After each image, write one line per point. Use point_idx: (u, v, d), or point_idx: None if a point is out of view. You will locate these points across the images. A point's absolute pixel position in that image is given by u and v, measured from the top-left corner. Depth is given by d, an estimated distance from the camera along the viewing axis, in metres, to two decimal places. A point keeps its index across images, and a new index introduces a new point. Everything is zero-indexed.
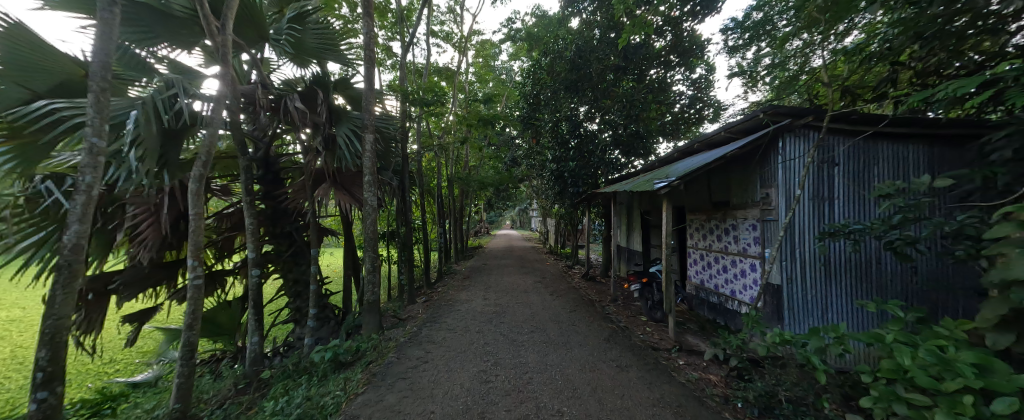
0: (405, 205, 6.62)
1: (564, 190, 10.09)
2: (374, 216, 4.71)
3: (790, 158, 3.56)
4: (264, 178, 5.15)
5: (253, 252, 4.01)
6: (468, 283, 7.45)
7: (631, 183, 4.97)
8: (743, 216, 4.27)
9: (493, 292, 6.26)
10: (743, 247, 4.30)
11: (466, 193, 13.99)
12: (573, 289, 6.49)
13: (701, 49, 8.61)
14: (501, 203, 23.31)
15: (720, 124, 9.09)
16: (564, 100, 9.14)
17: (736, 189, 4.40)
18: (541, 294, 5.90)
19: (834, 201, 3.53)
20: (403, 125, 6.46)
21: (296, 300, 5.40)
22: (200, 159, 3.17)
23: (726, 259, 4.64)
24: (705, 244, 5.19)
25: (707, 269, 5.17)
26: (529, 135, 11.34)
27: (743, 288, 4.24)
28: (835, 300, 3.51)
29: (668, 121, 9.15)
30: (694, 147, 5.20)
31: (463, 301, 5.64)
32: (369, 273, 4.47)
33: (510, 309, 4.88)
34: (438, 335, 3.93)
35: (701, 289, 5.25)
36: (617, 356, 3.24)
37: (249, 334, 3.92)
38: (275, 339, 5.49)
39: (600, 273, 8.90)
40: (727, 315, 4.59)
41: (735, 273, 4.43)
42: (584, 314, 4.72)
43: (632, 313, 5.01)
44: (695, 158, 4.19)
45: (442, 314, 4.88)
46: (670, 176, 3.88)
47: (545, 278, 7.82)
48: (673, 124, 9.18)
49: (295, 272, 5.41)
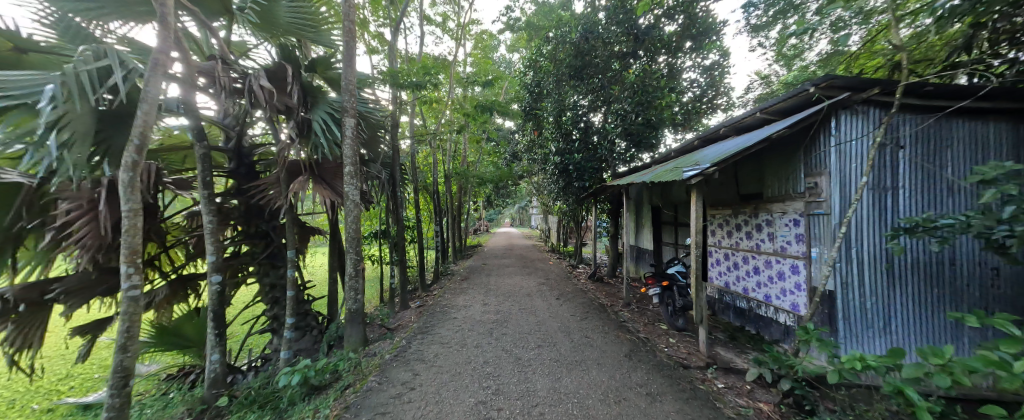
0: (398, 201, 6.05)
1: (568, 185, 9.52)
2: (357, 212, 3.97)
3: (846, 140, 2.99)
4: (238, 172, 4.89)
5: (213, 255, 3.42)
6: (467, 286, 6.90)
7: (648, 174, 4.40)
8: (781, 210, 3.71)
9: (494, 296, 5.71)
10: (780, 246, 3.73)
11: (464, 190, 13.46)
12: (581, 292, 5.96)
13: (715, 33, 8.02)
14: (501, 200, 22.71)
15: (734, 114, 8.54)
16: (569, 89, 8.57)
17: (772, 180, 3.82)
18: (547, 299, 5.34)
19: (899, 191, 2.96)
20: (394, 114, 5.90)
21: (274, 308, 4.82)
22: (133, 143, 2.53)
23: (757, 260, 4.10)
24: (730, 243, 4.64)
25: (732, 270, 4.62)
26: (530, 127, 10.74)
27: (781, 293, 3.69)
28: (901, 309, 2.95)
29: (680, 111, 8.58)
30: (719, 133, 4.62)
31: (460, 306, 5.09)
32: (350, 279, 3.84)
33: (513, 317, 4.32)
34: (429, 350, 3.37)
35: (726, 293, 4.71)
36: (644, 380, 2.68)
37: (208, 351, 3.34)
38: (251, 351, 4.93)
39: (608, 273, 8.37)
40: (759, 323, 4.04)
41: (770, 276, 3.87)
42: (596, 321, 4.18)
43: (650, 320, 4.47)
44: (727, 143, 3.61)
45: (436, 323, 4.32)
46: (701, 163, 3.30)
47: (550, 279, 7.29)
48: (685, 114, 8.60)
49: (272, 277, 4.84)
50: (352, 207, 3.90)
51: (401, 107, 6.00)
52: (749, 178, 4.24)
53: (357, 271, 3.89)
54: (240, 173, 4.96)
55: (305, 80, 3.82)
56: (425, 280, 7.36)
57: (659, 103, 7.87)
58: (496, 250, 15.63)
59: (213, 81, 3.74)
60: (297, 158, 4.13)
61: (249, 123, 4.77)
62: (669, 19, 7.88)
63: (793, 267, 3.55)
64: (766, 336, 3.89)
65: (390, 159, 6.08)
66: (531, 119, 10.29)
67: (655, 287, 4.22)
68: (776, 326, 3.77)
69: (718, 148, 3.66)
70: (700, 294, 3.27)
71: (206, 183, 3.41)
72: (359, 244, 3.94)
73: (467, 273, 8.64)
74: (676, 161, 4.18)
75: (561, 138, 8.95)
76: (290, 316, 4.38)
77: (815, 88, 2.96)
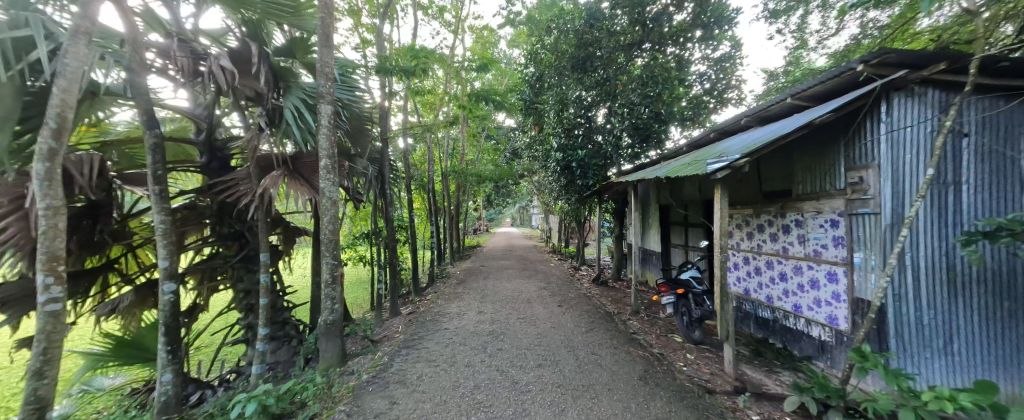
0: (387, 199, 5.58)
1: (570, 182, 9.06)
2: (335, 211, 3.53)
3: (901, 127, 2.53)
4: (210, 167, 4.54)
5: (164, 261, 2.97)
6: (463, 290, 6.47)
7: (662, 169, 3.95)
8: (813, 210, 3.27)
9: (491, 301, 5.28)
10: (813, 250, 3.29)
11: (462, 188, 13.03)
12: (585, 297, 5.53)
13: (726, 22, 7.56)
14: (501, 199, 22.27)
15: (745, 108, 8.08)
16: (571, 81, 8.09)
17: (804, 175, 3.38)
18: (548, 305, 4.88)
19: (964, 187, 2.50)
20: (383, 105, 5.46)
21: (248, 316, 4.39)
22: (48, 126, 2.08)
23: (785, 266, 3.65)
24: (752, 246, 4.19)
25: (753, 275, 4.18)
26: (530, 123, 10.28)
27: (814, 304, 3.25)
28: (970, 328, 2.47)
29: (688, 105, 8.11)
30: (740, 124, 4.17)
31: (453, 314, 4.66)
32: (326, 286, 3.38)
33: (511, 329, 3.87)
34: (414, 370, 2.93)
35: (746, 301, 4.27)
36: (665, 412, 2.23)
37: (158, 371, 2.91)
38: (224, 363, 4.50)
39: (612, 276, 7.93)
40: (786, 335, 3.61)
41: (800, 284, 3.43)
42: (604, 334, 3.74)
43: (662, 332, 4.03)
44: (756, 132, 3.16)
45: (425, 334, 3.89)
46: (729, 154, 2.84)
47: (551, 282, 6.86)
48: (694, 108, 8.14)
49: (246, 282, 4.42)
50: (329, 205, 3.45)
51: (390, 97, 5.55)
52: (775, 174, 3.78)
53: (335, 278, 3.45)
54: (211, 168, 4.54)
55: (273, 61, 3.37)
56: (418, 284, 6.92)
57: (668, 95, 7.39)
58: (495, 250, 15.20)
59: (168, 62, 3.29)
60: (271, 151, 3.71)
61: (221, 112, 4.34)
62: (677, 7, 7.42)
63: (829, 274, 3.10)
64: (795, 352, 3.45)
65: (378, 154, 5.64)
66: (532, 114, 9.85)
67: (670, 296, 3.83)
68: (808, 341, 3.33)
69: (745, 138, 3.17)
70: (726, 306, 2.82)
71: (157, 178, 2.97)
72: (337, 247, 3.50)
73: (464, 276, 8.20)
74: (694, 155, 3.73)
75: (563, 133, 8.49)
76: (262, 326, 3.95)
77: (865, 65, 2.53)
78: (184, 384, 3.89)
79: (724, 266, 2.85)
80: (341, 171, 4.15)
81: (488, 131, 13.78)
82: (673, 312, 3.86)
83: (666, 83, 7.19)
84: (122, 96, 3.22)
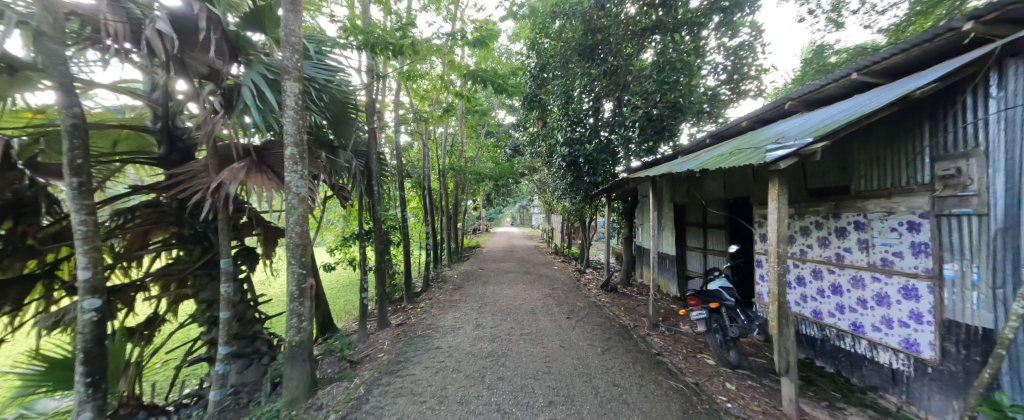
0: (375, 198, 4.99)
1: (577, 179, 8.40)
2: (304, 210, 2.95)
3: (1021, 103, 1.94)
4: (170, 159, 3.96)
5: (85, 272, 2.40)
6: (460, 297, 5.89)
7: (693, 161, 3.36)
8: (882, 210, 2.69)
9: (491, 312, 4.70)
10: (880, 258, 2.72)
11: (461, 186, 12.42)
12: (596, 307, 4.94)
13: (746, 6, 6.94)
14: (501, 198, 21.68)
15: (765, 100, 7.50)
16: (578, 71, 7.47)
17: (867, 169, 2.81)
18: (555, 318, 4.30)
19: None
20: (369, 91, 4.84)
21: (210, 330, 3.82)
22: None
23: (839, 277, 3.08)
24: (791, 251, 3.64)
25: (795, 286, 3.60)
26: (534, 117, 9.67)
27: (882, 324, 2.69)
28: None
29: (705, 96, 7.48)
30: (781, 110, 3.58)
31: (448, 328, 4.08)
32: (290, 301, 2.80)
33: (514, 349, 3.29)
34: (393, 409, 2.35)
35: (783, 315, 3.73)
36: None
37: (75, 411, 2.33)
38: (184, 384, 3.92)
39: (622, 281, 7.36)
40: (840, 358, 3.05)
41: (861, 299, 2.87)
42: (624, 357, 3.16)
43: (690, 351, 3.46)
44: (819, 114, 2.56)
45: (412, 356, 3.30)
46: (792, 137, 2.24)
47: (557, 288, 6.28)
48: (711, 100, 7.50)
49: (209, 292, 3.85)
50: (295, 202, 2.86)
51: (377, 83, 4.95)
52: (825, 167, 3.22)
53: (304, 290, 2.86)
54: (171, 160, 3.97)
55: (226, 27, 2.77)
56: (412, 290, 6.34)
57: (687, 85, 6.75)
58: (494, 252, 14.61)
59: (97, 27, 2.69)
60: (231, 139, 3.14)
61: (178, 97, 3.75)
62: None
63: (905, 289, 2.53)
64: (855, 380, 2.90)
65: (365, 146, 5.06)
66: (535, 107, 9.24)
67: (703, 310, 3.24)
68: (872, 368, 2.78)
69: (802, 123, 2.56)
70: (787, 331, 2.24)
71: (74, 167, 2.35)
72: (306, 254, 2.91)
73: (462, 280, 7.62)
74: (735, 144, 3.13)
75: (568, 127, 7.86)
76: (222, 345, 3.37)
77: (975, 23, 1.95)
78: (130, 412, 3.31)
79: (783, 280, 2.27)
80: (314, 162, 3.59)
81: (488, 126, 13.14)
82: (705, 329, 3.27)
83: (684, 69, 6.54)
84: (38, 69, 2.62)
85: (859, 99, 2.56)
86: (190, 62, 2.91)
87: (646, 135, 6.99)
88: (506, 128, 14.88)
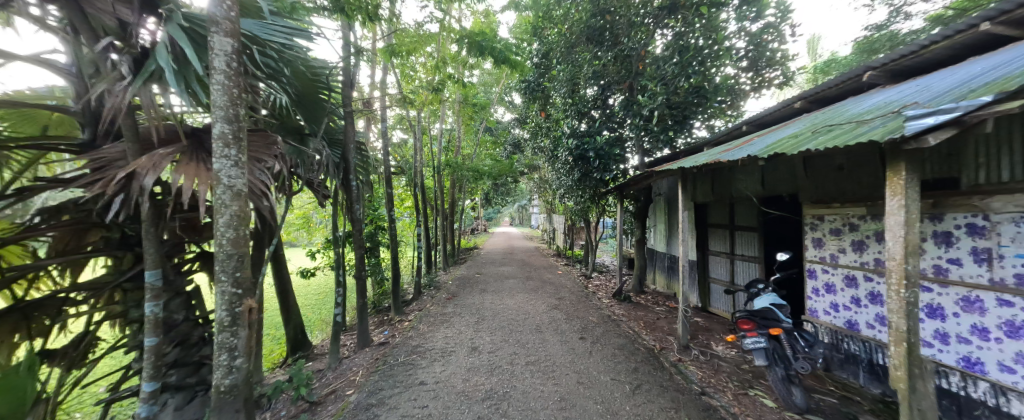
0: (352, 195, 4.23)
1: (585, 175, 7.42)
2: (242, 210, 2.22)
3: None
4: None
5: None
6: (455, 308, 5.17)
7: (743, 150, 2.64)
8: (1017, 212, 1.99)
9: (489, 329, 3.98)
10: (1013, 274, 2.02)
11: (458, 184, 11.70)
12: (611, 323, 4.23)
13: None
14: (501, 197, 21.04)
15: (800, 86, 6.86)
16: (585, 57, 6.75)
17: (991, 155, 2.11)
18: (566, 339, 3.58)
19: None
20: (345, 69, 4.09)
21: (141, 358, 3.08)
22: None
23: (940, 296, 2.38)
24: (860, 261, 2.96)
25: (868, 304, 2.90)
26: (536, 109, 8.95)
27: (1017, 365, 1.98)
28: None
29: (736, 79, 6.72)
30: (857, 79, 2.85)
31: (436, 353, 3.36)
32: (216, 332, 2.08)
33: (519, 389, 2.57)
34: None
35: (848, 338, 3.05)
36: None
37: None
38: None
39: (634, 289, 6.67)
40: (941, 402, 2.37)
41: (978, 327, 2.17)
42: (662, 400, 2.44)
43: (740, 388, 2.74)
44: (943, 79, 1.85)
45: (386, 396, 2.58)
46: (931, 101, 1.52)
47: (564, 298, 5.57)
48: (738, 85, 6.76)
49: (139, 310, 3.12)
50: (226, 198, 2.12)
51: (354, 59, 4.20)
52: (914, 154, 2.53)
53: (239, 314, 2.14)
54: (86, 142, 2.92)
55: None
56: (399, 299, 5.61)
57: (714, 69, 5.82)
58: (493, 254, 13.92)
59: None
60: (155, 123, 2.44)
61: None
62: None
63: None
64: None
65: (340, 134, 4.32)
66: (538, 97, 8.55)
67: (761, 339, 2.52)
68: None
69: (920, 88, 1.85)
70: (921, 388, 1.54)
71: None
72: (243, 267, 2.18)
73: (457, 287, 6.91)
74: (803, 125, 2.42)
75: (575, 118, 7.14)
76: (146, 381, 2.64)
77: None
78: None
79: (915, 313, 1.56)
80: (265, 148, 2.87)
81: (487, 121, 12.44)
82: (765, 363, 2.54)
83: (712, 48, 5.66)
84: None
85: (996, 58, 1.86)
86: (90, 11, 2.16)
87: (664, 125, 6.08)
88: (506, 125, 14.21)
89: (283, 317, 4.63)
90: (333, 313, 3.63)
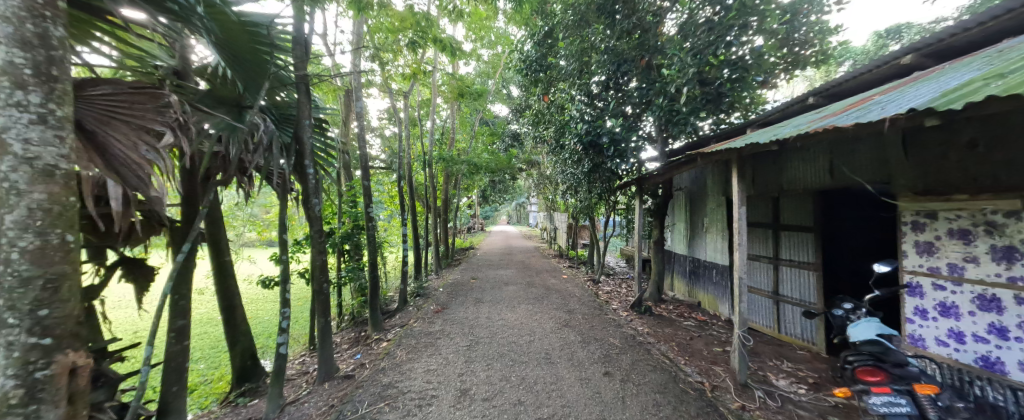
0: (309, 186, 3.27)
1: (596, 166, 6.63)
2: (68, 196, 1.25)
3: None
4: None
5: None
6: (443, 325, 4.27)
7: (859, 112, 1.78)
8: None
9: (483, 360, 3.07)
10: None
11: (452, 178, 10.80)
12: (639, 348, 3.35)
13: None
14: (498, 194, 20.18)
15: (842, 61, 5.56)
16: (596, 30, 5.82)
17: None
18: (587, 376, 2.70)
19: None
20: (295, 24, 3.13)
21: None
22: None
23: None
24: (1006, 276, 2.12)
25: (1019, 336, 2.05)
26: (539, 93, 8.02)
27: None
28: None
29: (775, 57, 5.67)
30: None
31: (411, 402, 2.44)
32: None
33: None
34: None
35: (983, 381, 2.19)
36: None
37: None
38: None
39: (650, 297, 5.82)
40: None
41: None
42: None
43: None
44: None
45: None
46: None
47: (574, 311, 4.70)
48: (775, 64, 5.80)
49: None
50: (18, 180, 1.11)
51: (308, 10, 3.23)
52: None
53: (44, 382, 1.19)
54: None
55: None
56: (378, 312, 4.70)
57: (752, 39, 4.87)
58: (490, 255, 13.05)
59: None
60: None
61: None
62: None
63: None
64: None
65: (293, 110, 3.40)
66: (540, 80, 7.61)
67: (900, 399, 1.69)
68: None
69: None
70: None
71: None
72: (57, 299, 1.21)
73: (448, 296, 6.00)
74: (969, 71, 1.58)
75: (583, 102, 6.27)
76: None
77: None
78: None
79: None
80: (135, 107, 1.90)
81: (482, 112, 11.53)
82: None
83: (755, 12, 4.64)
84: None
85: None
86: None
87: (694, 106, 4.99)
88: (502, 118, 13.34)
89: (226, 339, 3.70)
90: (275, 343, 2.70)
